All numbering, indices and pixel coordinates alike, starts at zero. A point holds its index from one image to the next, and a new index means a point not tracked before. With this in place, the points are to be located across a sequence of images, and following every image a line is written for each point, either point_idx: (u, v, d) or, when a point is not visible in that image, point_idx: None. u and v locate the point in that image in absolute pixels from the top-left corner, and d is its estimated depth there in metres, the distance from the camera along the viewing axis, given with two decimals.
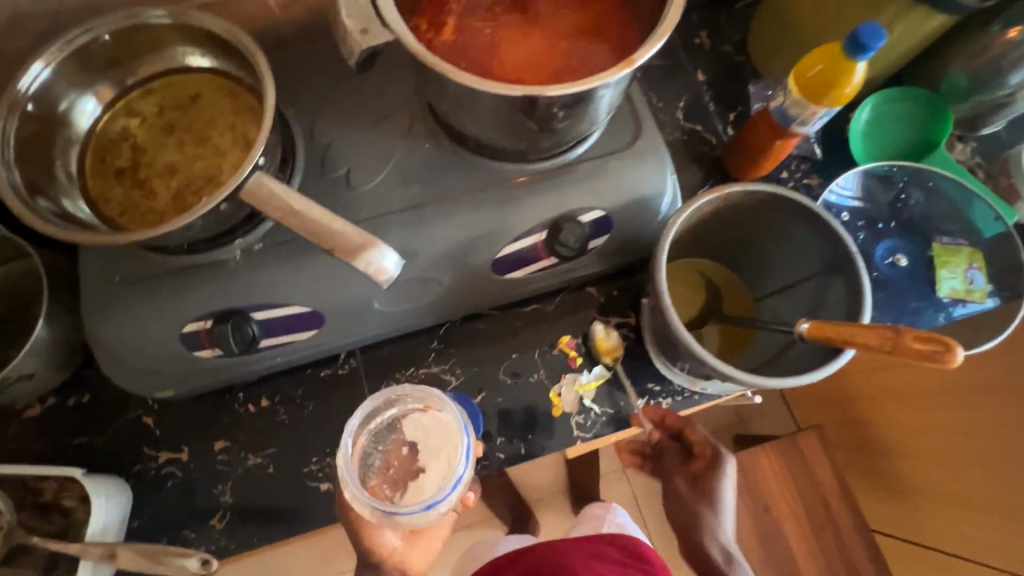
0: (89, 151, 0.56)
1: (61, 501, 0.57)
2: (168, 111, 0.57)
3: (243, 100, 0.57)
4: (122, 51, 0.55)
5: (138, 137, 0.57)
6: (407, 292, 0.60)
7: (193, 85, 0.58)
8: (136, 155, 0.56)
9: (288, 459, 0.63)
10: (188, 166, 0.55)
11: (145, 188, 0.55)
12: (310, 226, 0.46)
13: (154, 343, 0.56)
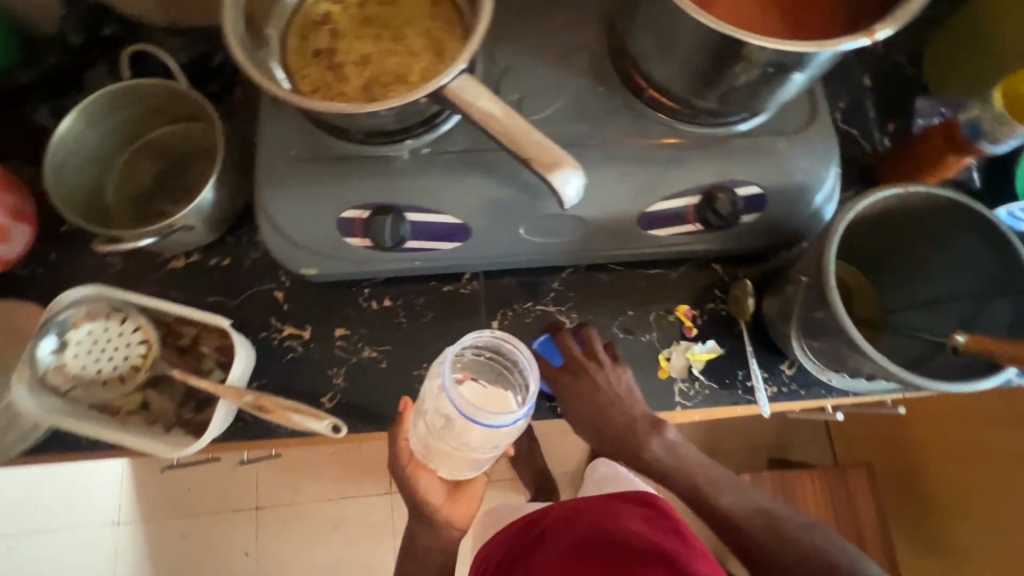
0: (291, 26, 0.58)
1: (200, 344, 0.61)
2: (369, 4, 0.59)
3: (443, 10, 0.59)
4: None
5: (338, 23, 0.59)
6: (550, 226, 0.62)
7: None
8: (334, 39, 0.58)
9: (400, 359, 0.66)
10: (381, 60, 0.57)
11: (338, 71, 0.57)
12: (510, 133, 0.47)
13: (313, 220, 0.59)
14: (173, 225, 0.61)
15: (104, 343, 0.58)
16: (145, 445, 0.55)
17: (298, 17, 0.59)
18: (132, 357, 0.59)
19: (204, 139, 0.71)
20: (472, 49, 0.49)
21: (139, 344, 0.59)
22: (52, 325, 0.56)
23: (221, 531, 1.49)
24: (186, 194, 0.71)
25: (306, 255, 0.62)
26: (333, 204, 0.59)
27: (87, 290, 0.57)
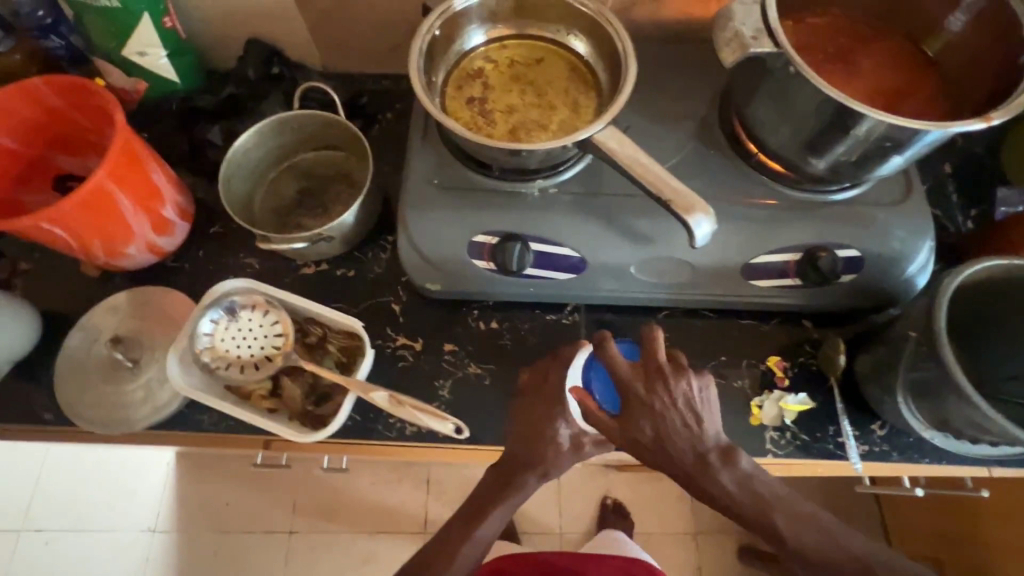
0: (450, 76, 0.68)
1: (326, 342, 0.67)
2: (516, 65, 0.69)
3: (581, 75, 0.69)
4: (504, 11, 0.68)
5: (489, 78, 0.68)
6: (659, 266, 0.67)
7: (543, 51, 0.70)
8: (485, 91, 0.68)
9: (503, 378, 0.70)
10: (525, 111, 0.67)
11: (488, 117, 0.66)
12: (653, 178, 0.54)
13: (447, 241, 0.65)
14: (324, 235, 0.69)
15: (247, 331, 0.65)
16: (276, 428, 0.60)
17: (456, 69, 0.69)
18: (269, 347, 0.65)
19: (347, 164, 0.81)
20: (620, 106, 0.57)
21: (276, 335, 0.65)
22: (214, 306, 0.64)
23: (252, 550, 1.48)
24: (324, 211, 0.80)
25: (433, 272, 0.67)
26: (466, 229, 0.65)
27: (245, 280, 0.65)
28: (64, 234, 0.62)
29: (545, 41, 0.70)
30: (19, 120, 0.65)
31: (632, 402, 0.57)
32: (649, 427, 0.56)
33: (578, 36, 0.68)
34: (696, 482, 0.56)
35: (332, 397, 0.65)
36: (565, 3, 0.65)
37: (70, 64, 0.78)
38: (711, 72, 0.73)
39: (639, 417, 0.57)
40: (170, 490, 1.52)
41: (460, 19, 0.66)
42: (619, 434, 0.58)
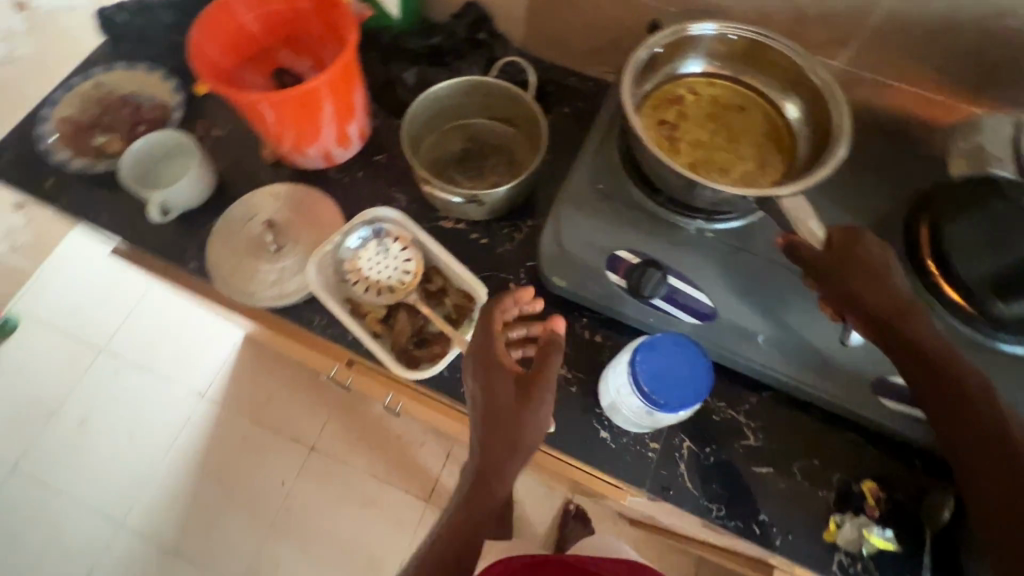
0: (652, 92, 0.70)
1: (445, 294, 0.70)
2: (717, 104, 0.71)
3: (777, 134, 0.69)
4: (727, 48, 0.68)
5: (689, 107, 0.70)
6: (788, 346, 0.64)
7: (749, 98, 0.70)
8: (679, 119, 0.70)
9: (589, 392, 0.69)
10: (711, 151, 0.69)
11: (675, 145, 0.69)
12: None
13: (591, 244, 0.67)
14: (480, 200, 0.72)
15: (383, 257, 0.69)
16: (381, 354, 0.65)
17: (660, 87, 0.70)
18: (396, 279, 0.69)
19: (513, 142, 0.84)
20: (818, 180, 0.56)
21: (405, 271, 0.69)
22: (367, 226, 0.69)
23: (272, 450, 1.56)
24: (477, 176, 0.83)
25: (565, 267, 0.68)
26: (612, 240, 0.66)
27: (400, 214, 0.69)
28: (272, 117, 0.68)
29: (755, 89, 0.70)
30: (267, 11, 0.73)
31: (861, 267, 0.57)
32: (879, 290, 0.56)
33: (791, 96, 0.68)
34: (937, 359, 0.54)
35: (432, 346, 0.68)
36: (793, 62, 0.65)
37: None
38: (908, 178, 0.69)
39: (861, 285, 0.56)
40: (226, 367, 1.64)
41: (684, 42, 0.67)
42: (848, 298, 0.57)
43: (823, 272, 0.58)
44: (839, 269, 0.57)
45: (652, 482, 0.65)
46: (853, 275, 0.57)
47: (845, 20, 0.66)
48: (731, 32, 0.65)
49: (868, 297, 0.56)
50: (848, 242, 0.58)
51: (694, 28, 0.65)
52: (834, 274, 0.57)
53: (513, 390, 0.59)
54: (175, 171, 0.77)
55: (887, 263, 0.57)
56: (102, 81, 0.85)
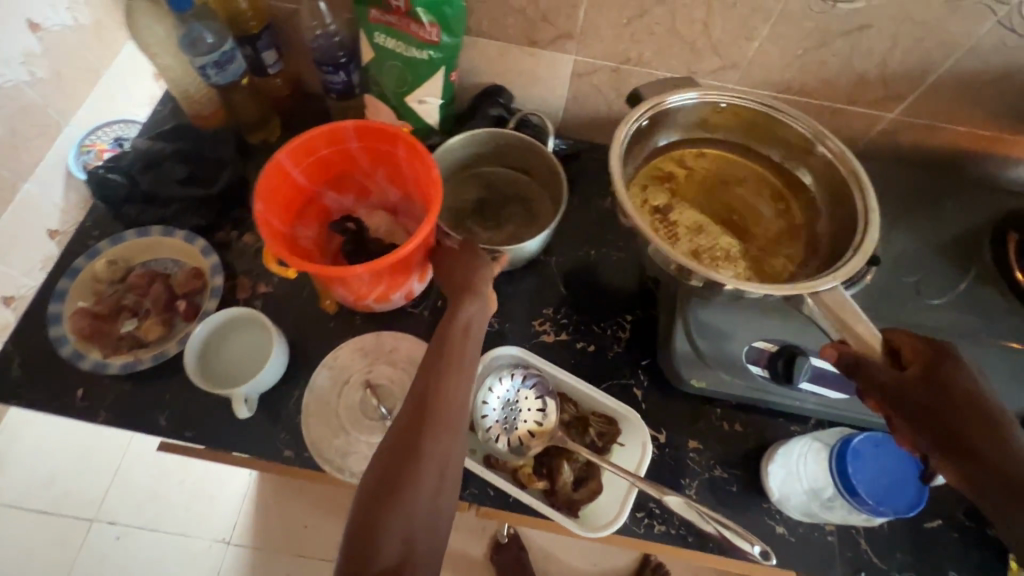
0: (642, 168, 0.74)
1: (585, 424, 0.65)
2: (711, 178, 0.76)
3: (783, 208, 0.74)
4: (721, 117, 0.72)
5: (681, 186, 0.75)
6: None
7: (745, 169, 0.76)
8: (675, 196, 0.74)
9: (752, 486, 0.67)
10: (714, 229, 0.73)
11: (676, 223, 0.73)
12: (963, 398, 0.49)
13: (724, 343, 0.66)
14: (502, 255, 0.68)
15: (516, 402, 0.64)
16: (547, 510, 0.59)
17: (649, 162, 0.75)
18: (534, 422, 0.63)
19: (535, 196, 0.80)
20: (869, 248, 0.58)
21: (541, 411, 0.64)
22: (493, 374, 0.65)
23: None
24: (498, 227, 0.78)
25: (704, 367, 0.66)
26: (747, 334, 0.66)
27: (517, 350, 0.66)
28: (367, 280, 0.61)
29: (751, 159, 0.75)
30: (314, 157, 0.66)
31: (959, 399, 0.48)
32: (984, 427, 0.47)
33: (801, 168, 0.72)
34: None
35: (588, 483, 0.62)
36: (793, 135, 0.69)
37: (339, 94, 0.79)
38: (978, 210, 0.74)
39: (962, 425, 0.48)
40: (247, 501, 1.47)
41: (666, 114, 0.69)
42: (940, 434, 0.48)
43: (914, 402, 0.49)
44: (932, 402, 0.49)
45: (842, 567, 0.64)
46: (948, 406, 0.48)
47: (904, 78, 0.69)
48: (720, 100, 0.68)
49: (960, 430, 0.48)
50: (939, 365, 0.50)
51: (672, 101, 0.67)
52: (927, 406, 0.49)
53: (454, 275, 0.61)
54: (240, 353, 0.67)
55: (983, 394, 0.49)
56: (115, 255, 0.74)
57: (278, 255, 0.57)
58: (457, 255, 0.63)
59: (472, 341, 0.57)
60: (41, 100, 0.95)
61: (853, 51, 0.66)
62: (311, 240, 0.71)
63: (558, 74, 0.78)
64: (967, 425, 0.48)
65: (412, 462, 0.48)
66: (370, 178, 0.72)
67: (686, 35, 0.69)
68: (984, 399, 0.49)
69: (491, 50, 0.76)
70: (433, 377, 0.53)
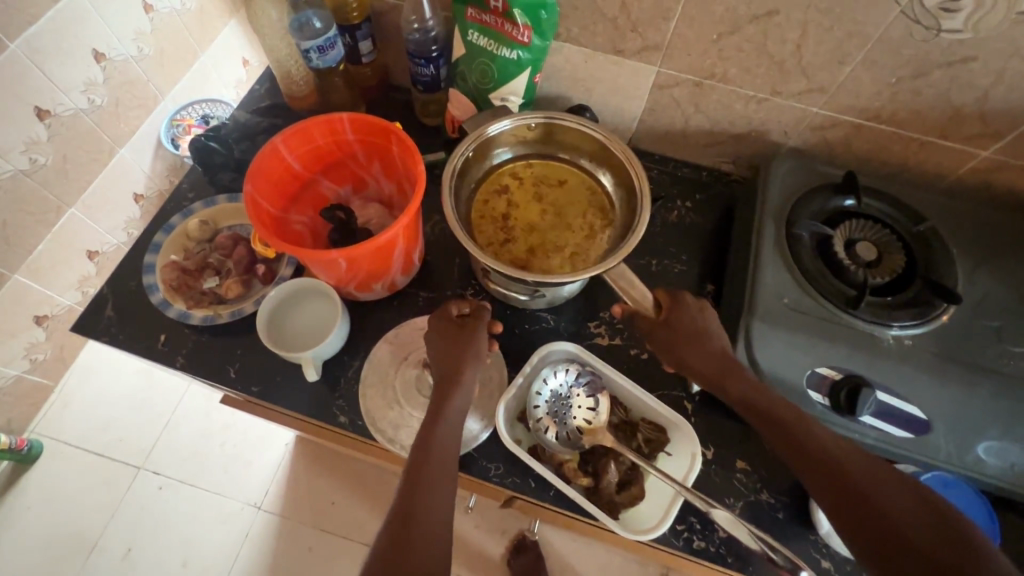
0: (478, 188, 0.73)
1: (634, 429, 0.65)
2: (541, 185, 0.74)
3: (598, 197, 0.73)
4: (534, 133, 0.72)
5: (514, 196, 0.73)
6: (1014, 456, 0.60)
7: (563, 174, 0.75)
8: (508, 208, 0.73)
9: (800, 516, 0.65)
10: (545, 233, 0.71)
11: (509, 233, 0.71)
12: (689, 322, 0.63)
13: (790, 368, 0.63)
14: (544, 293, 0.70)
15: (567, 397, 0.65)
16: (588, 506, 0.59)
17: (484, 183, 0.74)
18: (584, 418, 0.64)
19: None
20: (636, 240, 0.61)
21: (592, 409, 0.64)
22: (547, 369, 0.66)
23: (340, 560, 1.42)
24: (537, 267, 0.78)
25: None
26: (814, 358, 0.63)
27: (574, 346, 0.67)
28: (346, 266, 0.64)
29: (563, 162, 0.75)
30: (311, 145, 0.70)
31: (684, 330, 0.62)
32: (703, 351, 0.61)
33: (599, 167, 0.73)
34: (914, 504, 0.47)
35: (631, 487, 0.62)
36: (585, 134, 0.70)
37: (424, 87, 0.82)
38: None
39: (687, 349, 0.62)
40: (279, 470, 1.52)
41: (490, 142, 0.71)
42: (678, 353, 0.62)
43: (653, 332, 0.64)
44: (662, 333, 0.63)
45: None
46: (676, 337, 0.62)
47: (1004, 116, 0.66)
48: (528, 121, 0.70)
49: (689, 356, 0.61)
50: (671, 307, 0.63)
51: (491, 130, 0.68)
52: (660, 339, 0.63)
53: (455, 351, 0.62)
54: (306, 320, 0.70)
55: (704, 327, 0.63)
56: (206, 216, 0.79)
57: (264, 236, 0.59)
58: (454, 322, 0.65)
59: (450, 454, 0.55)
60: (144, 75, 1.07)
61: (951, 84, 0.65)
62: (305, 226, 0.74)
63: (639, 84, 0.79)
64: (698, 351, 0.61)
65: (405, 549, 0.46)
66: (368, 169, 0.75)
67: (777, 56, 0.69)
68: (708, 333, 0.63)
69: (576, 57, 0.78)
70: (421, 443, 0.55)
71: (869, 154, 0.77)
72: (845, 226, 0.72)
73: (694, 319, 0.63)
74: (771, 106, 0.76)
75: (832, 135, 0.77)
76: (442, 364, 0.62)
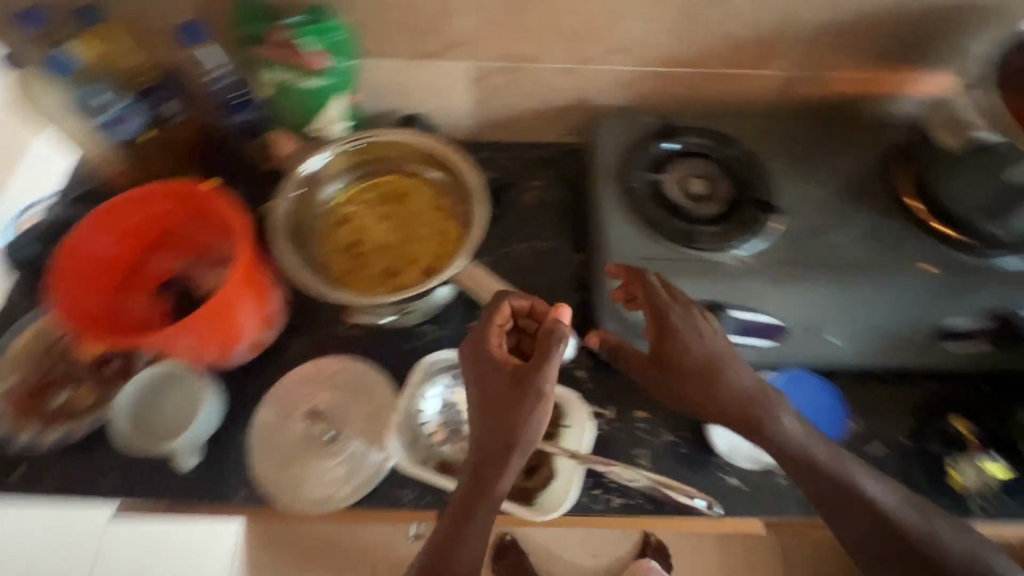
0: (321, 224, 0.72)
1: None
2: (382, 203, 0.73)
3: (441, 197, 0.73)
4: (357, 156, 0.72)
5: (360, 221, 0.73)
6: (853, 331, 0.69)
7: (400, 186, 0.74)
8: (355, 235, 0.72)
9: (702, 445, 0.69)
10: (397, 249, 0.71)
11: (362, 260, 0.70)
12: (659, 298, 0.61)
13: None
14: (411, 309, 0.71)
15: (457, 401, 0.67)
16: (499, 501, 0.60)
17: (325, 217, 0.72)
18: None
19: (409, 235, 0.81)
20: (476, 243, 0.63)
21: None
22: (433, 382, 0.66)
23: None
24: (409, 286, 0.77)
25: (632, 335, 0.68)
26: None
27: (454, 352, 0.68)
28: (185, 339, 0.62)
29: (398, 173, 0.74)
30: (123, 228, 0.68)
31: (677, 331, 0.60)
32: (680, 346, 0.60)
33: (430, 168, 0.73)
34: (879, 515, 0.55)
35: (541, 469, 0.64)
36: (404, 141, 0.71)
37: (243, 136, 0.78)
38: (868, 149, 0.78)
39: (672, 344, 0.60)
40: None
41: (316, 180, 0.71)
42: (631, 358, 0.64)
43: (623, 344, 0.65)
44: (657, 325, 0.61)
45: (796, 507, 0.66)
46: (664, 330, 0.60)
47: (776, 37, 0.73)
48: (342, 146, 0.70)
49: (664, 354, 0.61)
50: (653, 296, 0.62)
51: (307, 168, 0.69)
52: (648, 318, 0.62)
53: (502, 408, 0.54)
54: (174, 407, 0.66)
55: (688, 313, 0.61)
56: (38, 328, 0.72)
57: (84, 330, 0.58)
58: (499, 358, 0.56)
59: (495, 499, 0.55)
60: None
61: (724, 19, 0.71)
62: (145, 311, 0.70)
63: (458, 82, 0.81)
64: (676, 342, 0.60)
65: None
66: (200, 237, 0.71)
67: (569, 26, 0.73)
68: (702, 325, 0.60)
69: (389, 70, 0.78)
70: (464, 496, 0.55)
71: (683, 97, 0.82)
72: (676, 168, 0.76)
73: (687, 310, 0.61)
74: (583, 74, 0.79)
75: (646, 88, 0.81)
76: (491, 414, 0.54)
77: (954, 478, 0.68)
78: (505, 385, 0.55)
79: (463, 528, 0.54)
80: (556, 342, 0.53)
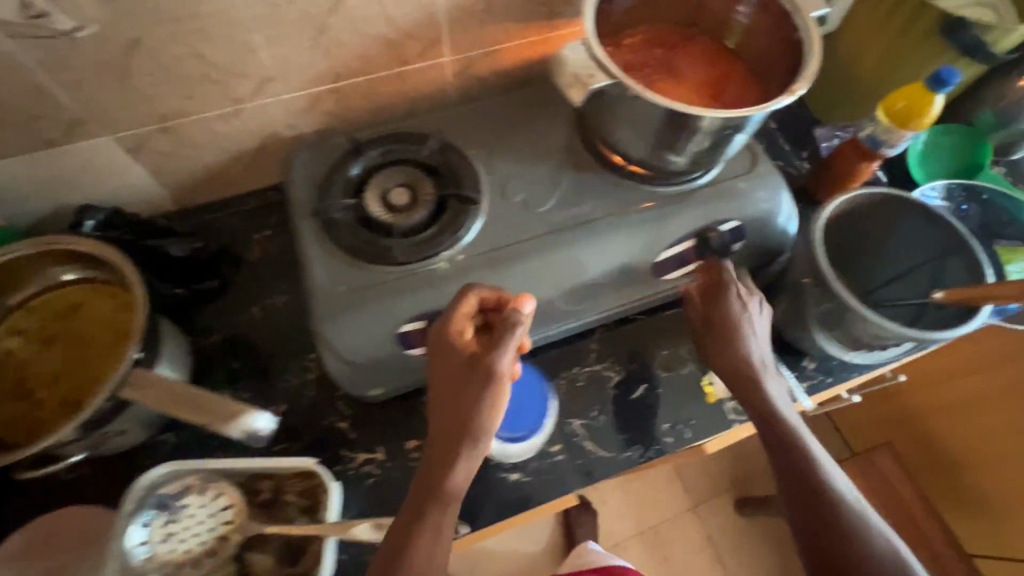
0: None
1: (283, 493, 0.62)
2: (48, 323, 0.66)
3: (110, 297, 0.65)
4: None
5: (27, 353, 0.65)
6: (580, 293, 0.70)
7: (64, 299, 0.66)
8: (23, 371, 0.64)
9: None
10: (72, 371, 0.63)
11: (36, 396, 0.63)
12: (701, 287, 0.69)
13: (377, 344, 0.64)
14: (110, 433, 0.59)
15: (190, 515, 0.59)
16: None
17: None
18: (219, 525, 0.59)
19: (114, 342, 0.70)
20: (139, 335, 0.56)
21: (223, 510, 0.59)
22: (146, 509, 0.57)
23: None
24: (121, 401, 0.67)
25: (367, 373, 0.65)
26: (392, 321, 0.64)
27: (166, 466, 0.58)
28: None
29: (57, 286, 0.66)
30: None
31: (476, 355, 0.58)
32: (737, 356, 0.65)
33: (88, 270, 0.65)
34: (820, 480, 0.58)
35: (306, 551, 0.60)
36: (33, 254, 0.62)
37: None
38: (560, 106, 0.78)
39: (725, 337, 0.66)
40: None
41: None
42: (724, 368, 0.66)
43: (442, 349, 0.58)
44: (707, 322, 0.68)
45: (576, 478, 0.67)
46: (720, 327, 0.66)
47: (424, 26, 0.70)
48: None
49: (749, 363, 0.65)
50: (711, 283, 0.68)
51: None
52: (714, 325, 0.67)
53: (456, 394, 0.55)
54: None
55: (723, 297, 0.67)
56: None
57: None
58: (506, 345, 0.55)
59: (463, 481, 0.55)
60: None
61: (357, 23, 0.67)
62: None
63: (114, 160, 0.71)
64: (730, 327, 0.66)
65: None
66: None
67: (197, 72, 0.65)
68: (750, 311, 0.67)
69: (17, 172, 0.67)
70: (430, 476, 0.55)
71: (374, 105, 0.78)
72: (377, 180, 0.71)
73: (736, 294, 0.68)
74: (250, 114, 0.72)
75: (328, 107, 0.76)
76: (462, 396, 0.55)
77: (709, 392, 0.72)
78: (460, 365, 0.56)
79: (416, 517, 0.53)
80: (512, 329, 0.55)
